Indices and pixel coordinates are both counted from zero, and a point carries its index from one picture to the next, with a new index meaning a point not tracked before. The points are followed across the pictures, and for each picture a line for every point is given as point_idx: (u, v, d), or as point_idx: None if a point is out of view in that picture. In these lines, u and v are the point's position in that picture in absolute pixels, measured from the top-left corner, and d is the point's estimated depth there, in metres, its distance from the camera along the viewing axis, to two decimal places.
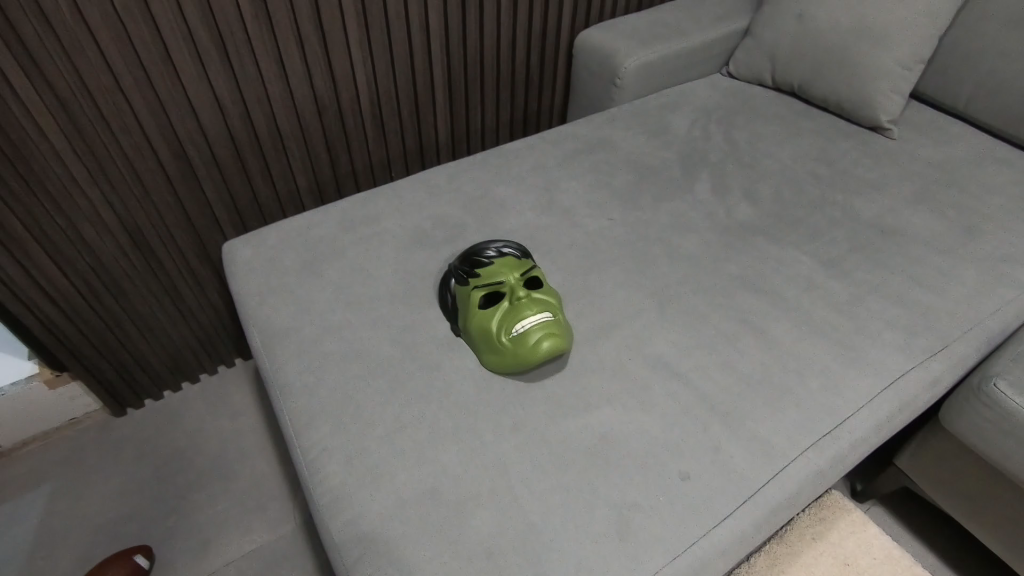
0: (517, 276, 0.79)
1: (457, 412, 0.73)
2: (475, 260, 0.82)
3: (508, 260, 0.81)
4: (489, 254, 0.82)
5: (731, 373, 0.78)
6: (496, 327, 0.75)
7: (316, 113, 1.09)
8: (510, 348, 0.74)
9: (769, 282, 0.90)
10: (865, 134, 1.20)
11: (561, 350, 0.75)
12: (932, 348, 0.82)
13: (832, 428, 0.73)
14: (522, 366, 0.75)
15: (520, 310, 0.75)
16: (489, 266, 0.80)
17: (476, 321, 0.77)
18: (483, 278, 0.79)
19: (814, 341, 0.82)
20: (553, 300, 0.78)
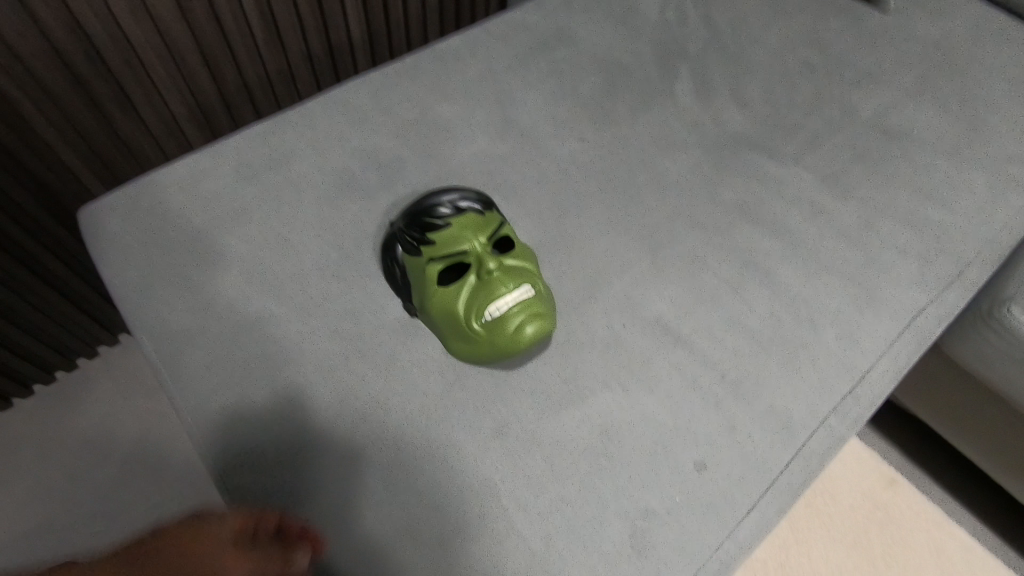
0: (483, 240, 0.63)
1: (428, 421, 0.61)
2: (426, 221, 0.65)
3: (469, 220, 0.65)
4: (444, 212, 0.65)
5: (739, 332, 0.67)
6: (464, 312, 0.61)
7: (178, 14, 0.79)
8: (484, 337, 0.60)
9: (769, 209, 0.77)
10: (858, 8, 1.03)
11: (548, 331, 0.61)
12: (948, 276, 0.74)
13: (852, 386, 0.65)
14: (501, 356, 0.61)
15: (492, 287, 0.60)
16: (447, 230, 0.64)
17: (437, 304, 0.62)
18: (441, 247, 0.63)
19: (824, 280, 0.72)
20: (532, 267, 0.63)
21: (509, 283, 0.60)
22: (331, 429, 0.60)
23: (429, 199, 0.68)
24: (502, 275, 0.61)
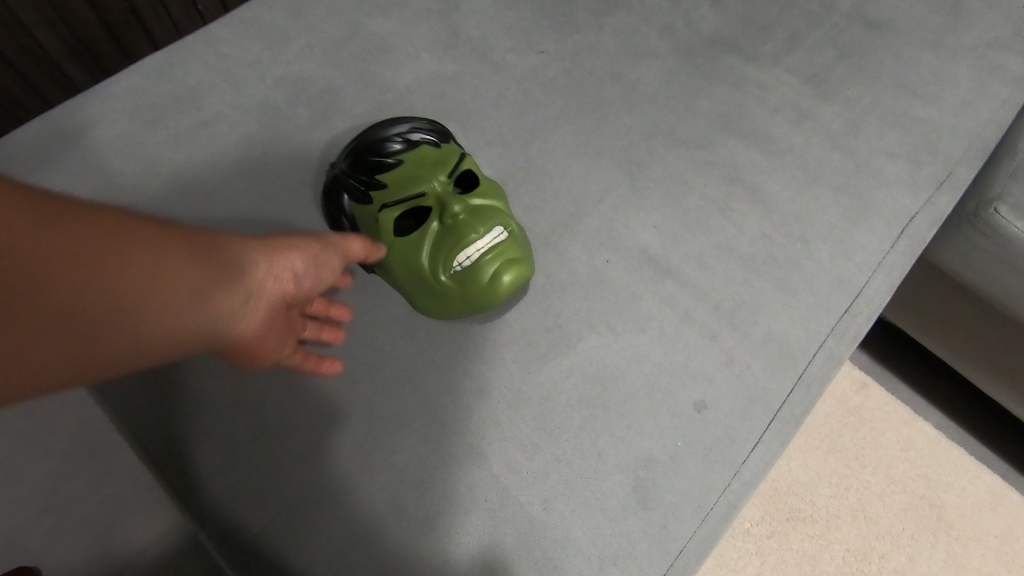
0: (442, 179, 0.55)
1: (399, 384, 0.56)
2: (372, 161, 0.56)
3: (424, 156, 0.56)
4: (393, 148, 0.56)
5: (730, 256, 0.62)
6: (430, 264, 0.53)
7: None
8: (456, 291, 0.53)
9: (753, 118, 0.71)
10: None
11: (527, 277, 0.55)
12: (937, 178, 0.70)
13: (848, 304, 0.61)
14: (477, 310, 0.54)
15: (459, 233, 0.52)
16: (399, 169, 0.55)
17: (398, 258, 0.54)
18: (394, 191, 0.55)
19: (814, 193, 0.67)
20: (501, 205, 0.56)
21: (479, 226, 0.53)
22: (292, 404, 0.56)
23: (373, 134, 0.58)
24: (470, 218, 0.53)
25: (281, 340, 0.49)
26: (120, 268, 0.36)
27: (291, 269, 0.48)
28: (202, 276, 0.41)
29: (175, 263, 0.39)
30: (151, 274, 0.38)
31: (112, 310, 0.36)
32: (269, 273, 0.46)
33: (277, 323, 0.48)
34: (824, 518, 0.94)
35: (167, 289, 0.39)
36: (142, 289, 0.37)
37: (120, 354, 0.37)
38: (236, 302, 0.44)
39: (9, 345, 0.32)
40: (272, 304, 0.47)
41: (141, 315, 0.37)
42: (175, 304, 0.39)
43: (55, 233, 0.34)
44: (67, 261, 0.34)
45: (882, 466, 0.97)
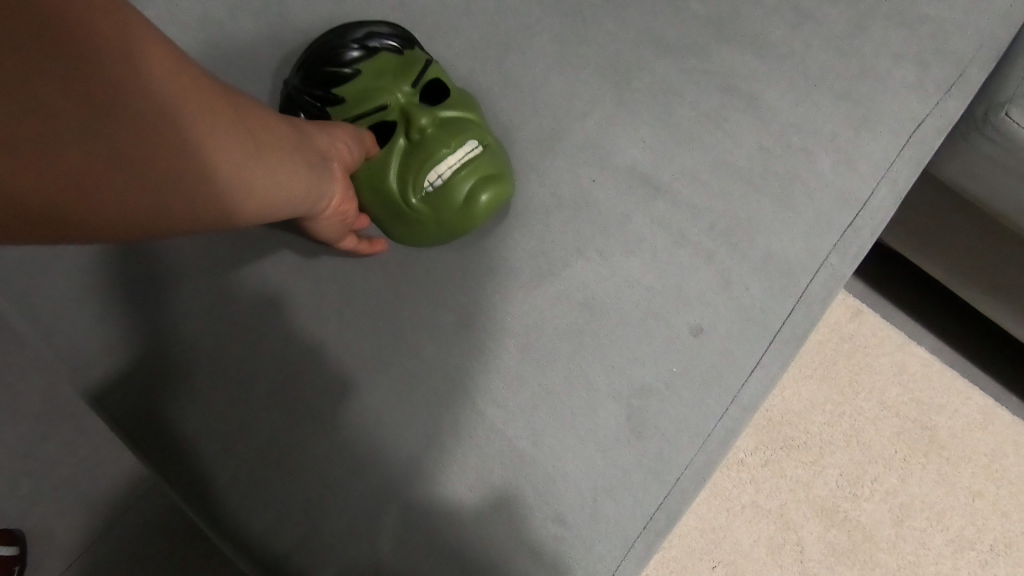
0: (405, 90, 0.52)
1: (387, 330, 0.52)
2: (326, 74, 0.52)
3: (382, 65, 0.52)
4: (349, 56, 0.52)
5: (725, 172, 0.58)
6: (399, 184, 0.51)
7: None
8: (428, 214, 0.51)
9: (749, 19, 0.64)
10: None
11: (505, 194, 0.52)
12: (948, 82, 0.65)
13: (851, 219, 0.58)
14: (454, 235, 0.52)
15: (427, 150, 0.50)
16: (357, 83, 0.52)
17: (362, 182, 0.52)
18: (353, 108, 0.52)
19: (815, 99, 0.62)
20: (474, 117, 0.52)
21: (449, 140, 0.50)
22: (256, 344, 0.53)
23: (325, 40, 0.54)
24: (438, 132, 0.50)
25: (344, 213, 0.50)
26: (187, 107, 0.37)
27: (347, 141, 0.49)
28: (261, 134, 0.42)
29: (235, 118, 0.40)
30: (215, 120, 0.38)
31: (179, 143, 0.36)
32: (330, 142, 0.48)
33: (339, 197, 0.49)
34: (818, 445, 0.94)
35: (223, 135, 0.39)
36: (203, 130, 0.38)
37: (186, 194, 0.37)
38: (300, 167, 0.44)
39: (81, 159, 0.32)
40: (330, 175, 0.48)
41: (205, 152, 0.38)
42: (234, 154, 0.39)
43: (139, 65, 0.35)
44: (142, 90, 0.35)
45: (876, 391, 0.95)
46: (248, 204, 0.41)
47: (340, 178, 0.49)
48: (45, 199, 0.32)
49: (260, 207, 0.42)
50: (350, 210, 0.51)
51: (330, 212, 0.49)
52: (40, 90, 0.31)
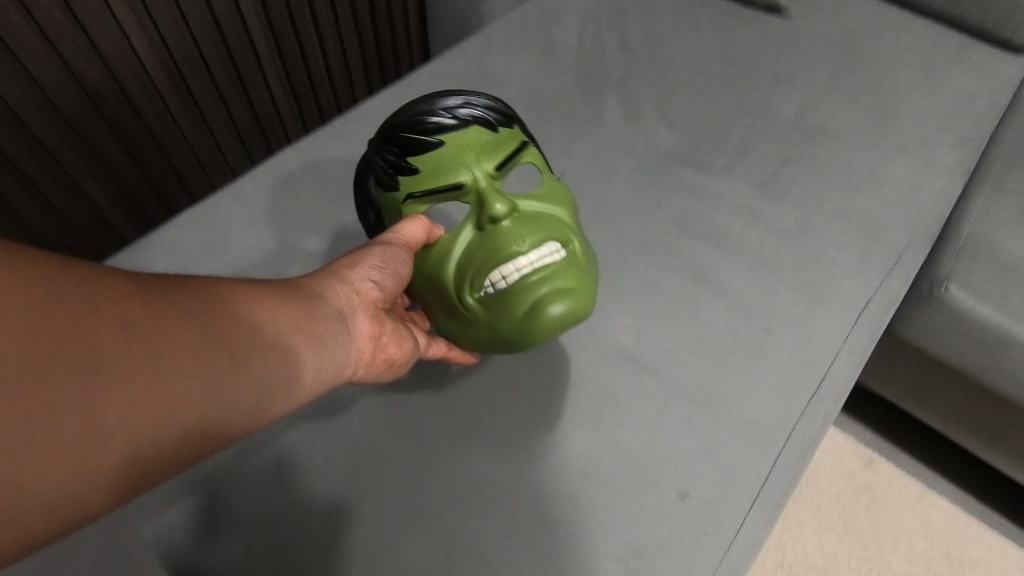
0: (489, 174, 0.57)
1: (417, 495, 0.60)
2: (412, 139, 0.56)
3: (472, 139, 0.57)
4: (435, 121, 0.56)
5: (700, 349, 0.69)
6: (477, 275, 0.56)
7: (90, 106, 0.77)
8: (483, 309, 0.57)
9: (711, 222, 0.79)
10: (762, 17, 1.08)
11: (576, 314, 0.56)
12: (886, 264, 0.77)
13: (815, 387, 0.66)
14: (508, 338, 0.57)
15: (497, 245, 0.56)
16: (441, 153, 0.56)
17: (427, 256, 0.59)
18: (429, 185, 0.57)
19: (772, 283, 0.74)
20: (555, 223, 0.58)
21: (523, 242, 0.55)
22: (301, 513, 0.59)
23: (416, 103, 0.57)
24: (513, 231, 0.56)
25: (387, 351, 0.55)
26: (225, 307, 0.42)
27: (367, 282, 0.55)
28: (295, 307, 0.47)
29: (269, 303, 0.45)
30: (252, 309, 0.43)
31: (234, 337, 0.41)
32: (340, 293, 0.52)
33: (376, 334, 0.54)
34: None
35: (266, 318, 0.44)
36: (247, 321, 0.42)
37: (252, 382, 0.40)
38: (334, 327, 0.49)
39: (78, 413, 0.31)
40: (360, 321, 0.53)
41: (259, 341, 0.42)
42: (280, 333, 0.44)
43: (178, 287, 0.40)
44: (189, 304, 0.39)
45: (899, 546, 0.95)
46: (306, 374, 0.45)
47: (371, 323, 0.53)
48: (96, 442, 0.32)
49: (313, 374, 0.46)
50: (406, 336, 0.57)
51: (370, 357, 0.54)
52: (106, 326, 0.33)
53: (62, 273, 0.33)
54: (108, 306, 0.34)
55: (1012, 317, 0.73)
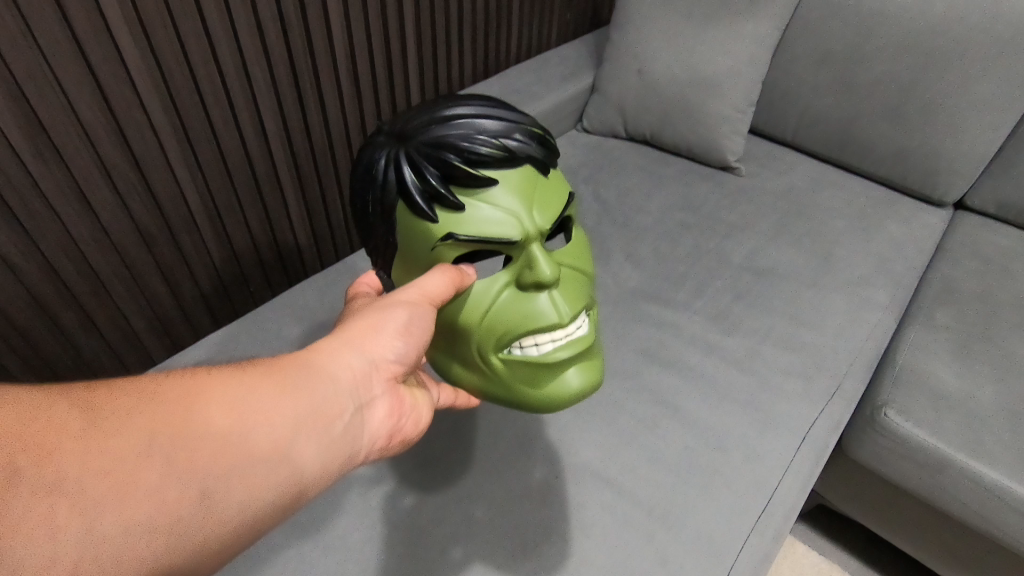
0: (542, 229, 0.57)
1: None
2: (462, 168, 0.54)
3: (523, 185, 0.56)
4: (487, 151, 0.55)
5: (659, 466, 0.76)
6: (505, 336, 0.58)
7: (143, 246, 0.91)
8: (506, 368, 0.60)
9: (671, 350, 0.90)
10: (717, 174, 1.27)
11: (592, 387, 0.61)
12: (829, 391, 0.86)
13: (765, 503, 0.73)
14: (522, 396, 0.61)
15: (537, 313, 0.57)
16: (492, 195, 0.55)
17: (457, 299, 0.58)
18: (480, 228, 0.55)
19: (726, 406, 0.83)
20: (585, 291, 0.61)
21: (565, 316, 0.58)
22: None
23: (461, 128, 0.56)
24: (555, 301, 0.58)
25: (403, 425, 0.58)
26: (195, 423, 0.43)
27: (382, 356, 0.55)
28: (288, 408, 0.48)
29: (254, 407, 0.46)
30: (230, 419, 0.44)
31: (207, 459, 0.42)
32: (349, 369, 0.53)
33: (390, 411, 0.56)
34: None
35: (248, 425, 0.45)
36: (222, 435, 0.44)
37: (243, 477, 0.43)
38: (336, 420, 0.50)
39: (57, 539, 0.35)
40: (370, 404, 0.53)
41: (235, 457, 0.43)
42: (263, 442, 0.45)
43: (144, 408, 0.42)
44: (152, 430, 0.41)
45: None
46: (310, 458, 0.48)
47: (386, 402, 0.55)
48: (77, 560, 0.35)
49: (320, 458, 0.49)
50: (424, 409, 0.60)
51: (382, 437, 0.55)
52: (69, 450, 0.38)
53: (27, 408, 0.38)
54: (41, 455, 0.37)
55: (945, 441, 0.80)
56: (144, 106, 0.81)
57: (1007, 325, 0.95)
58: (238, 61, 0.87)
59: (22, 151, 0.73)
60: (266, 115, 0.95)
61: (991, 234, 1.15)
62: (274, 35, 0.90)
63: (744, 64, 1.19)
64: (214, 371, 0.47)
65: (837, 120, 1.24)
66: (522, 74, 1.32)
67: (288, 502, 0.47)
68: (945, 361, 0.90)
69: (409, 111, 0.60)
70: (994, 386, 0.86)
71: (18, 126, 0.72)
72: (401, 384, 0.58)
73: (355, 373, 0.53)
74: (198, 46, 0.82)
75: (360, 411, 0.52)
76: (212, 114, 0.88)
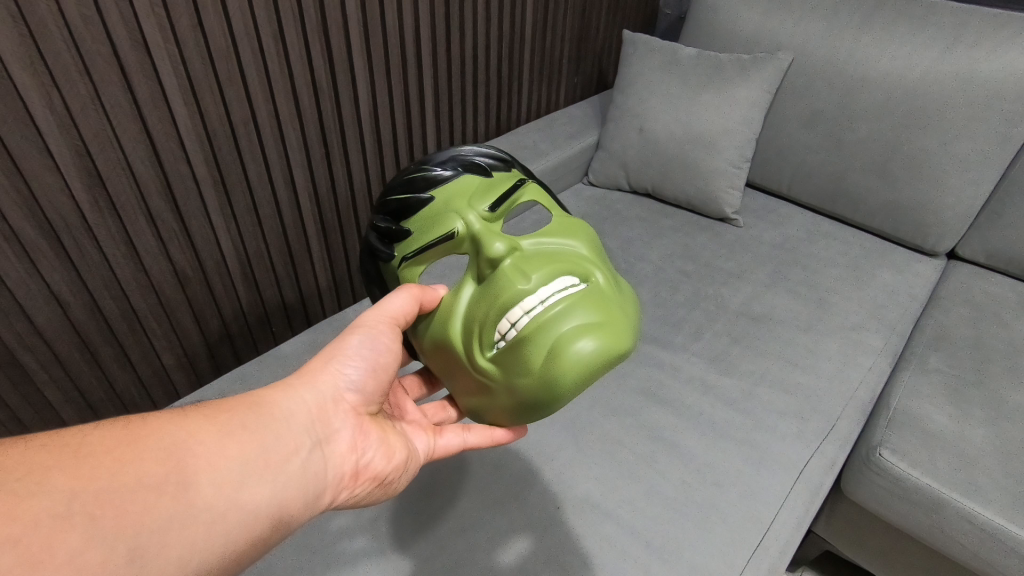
0: (479, 216, 0.63)
1: None
2: (406, 201, 0.66)
3: (459, 189, 0.65)
4: (426, 179, 0.66)
5: (656, 500, 0.79)
6: (484, 322, 0.60)
7: (178, 286, 0.98)
8: (498, 363, 0.59)
9: (670, 390, 0.94)
10: (715, 225, 1.34)
11: (595, 335, 0.55)
12: (822, 431, 0.89)
13: (760, 538, 0.75)
14: (527, 378, 0.57)
15: (501, 285, 0.59)
16: (431, 206, 0.65)
17: (433, 316, 0.66)
18: (421, 240, 0.65)
19: (722, 444, 0.86)
20: (556, 258, 0.61)
21: (523, 278, 0.59)
22: None
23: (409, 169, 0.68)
24: (513, 267, 0.60)
25: (368, 462, 0.61)
26: (127, 476, 0.41)
27: (337, 387, 0.60)
28: (238, 449, 0.49)
29: (199, 451, 0.46)
30: (171, 466, 0.44)
31: (142, 513, 0.40)
32: (303, 401, 0.57)
33: (351, 444, 0.59)
34: None
35: (194, 469, 0.45)
36: (160, 485, 0.42)
37: (203, 509, 0.44)
38: (290, 457, 0.52)
39: None
40: (327, 438, 0.57)
41: (182, 502, 0.43)
42: (210, 487, 0.45)
43: (64, 467, 0.39)
44: (74, 489, 0.39)
45: None
46: (271, 487, 0.49)
47: (346, 432, 0.59)
48: None
49: (282, 487, 0.50)
50: (396, 446, 0.63)
51: (341, 475, 0.57)
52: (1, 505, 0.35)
53: None
54: None
55: (939, 480, 0.82)
56: (188, 159, 0.90)
57: (998, 369, 0.98)
58: (273, 121, 0.97)
59: (80, 198, 0.82)
60: (297, 169, 1.04)
61: (983, 283, 1.19)
62: (307, 98, 1.00)
63: (738, 124, 1.28)
64: (149, 419, 0.47)
65: (829, 174, 1.31)
66: (531, 133, 1.42)
67: (236, 554, 0.46)
68: (938, 404, 0.92)
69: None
70: (986, 428, 0.88)
71: (80, 178, 0.81)
72: (364, 418, 0.62)
73: (310, 406, 0.57)
74: (240, 107, 0.92)
75: (318, 445, 0.55)
76: (248, 168, 0.97)
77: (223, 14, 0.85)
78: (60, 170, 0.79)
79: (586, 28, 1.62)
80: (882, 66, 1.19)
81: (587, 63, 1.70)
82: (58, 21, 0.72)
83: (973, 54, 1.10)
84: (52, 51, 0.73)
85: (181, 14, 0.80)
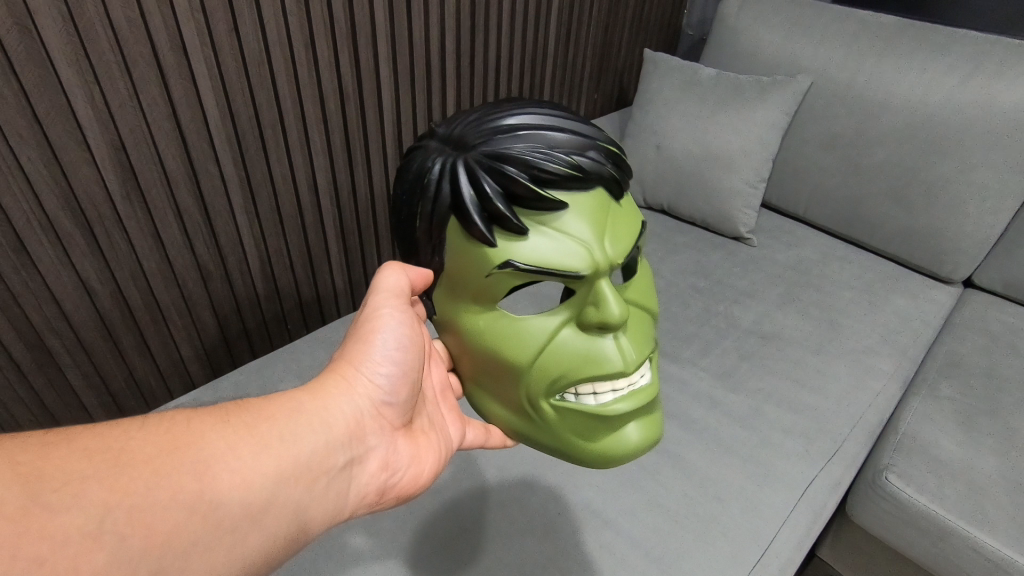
0: (614, 262, 0.54)
1: None
2: (527, 186, 0.52)
3: (595, 212, 0.54)
4: (555, 167, 0.52)
5: (657, 510, 0.80)
6: (561, 379, 0.55)
7: (200, 280, 1.01)
8: (560, 416, 0.57)
9: (676, 404, 0.94)
10: (730, 243, 1.34)
11: (650, 444, 0.59)
12: (827, 451, 0.89)
13: (760, 553, 0.75)
14: (573, 447, 0.58)
15: (601, 358, 0.55)
16: (561, 222, 0.53)
17: (513, 345, 0.55)
18: (541, 256, 0.52)
19: (726, 460, 0.86)
20: (646, 332, 0.59)
21: (630, 362, 0.55)
22: None
23: (525, 145, 0.54)
24: (620, 346, 0.56)
25: (395, 479, 0.58)
26: (163, 492, 0.40)
27: (376, 398, 0.57)
28: (274, 466, 0.47)
29: (235, 466, 0.44)
30: (202, 483, 0.42)
31: (170, 534, 0.39)
32: (340, 414, 0.54)
33: (382, 463, 0.57)
34: None
35: (222, 487, 0.43)
36: (193, 504, 0.41)
37: (223, 534, 0.42)
38: (319, 477, 0.50)
39: None
40: (360, 456, 0.54)
41: (203, 529, 0.41)
42: (237, 507, 0.43)
43: (104, 475, 0.38)
44: (109, 502, 0.37)
45: None
46: (294, 511, 0.47)
47: (378, 445, 0.56)
48: None
49: (300, 513, 0.48)
50: (426, 460, 0.61)
51: (365, 494, 0.55)
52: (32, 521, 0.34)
53: None
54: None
55: (945, 507, 0.81)
56: (217, 158, 0.93)
57: (1012, 400, 0.96)
58: (300, 125, 1.01)
59: (114, 189, 0.85)
60: (320, 172, 1.07)
61: (999, 312, 1.18)
62: (332, 102, 1.03)
63: (756, 144, 1.29)
64: (192, 423, 0.45)
65: (845, 198, 1.31)
66: None
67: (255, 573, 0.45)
68: (949, 431, 0.91)
69: (464, 114, 0.60)
70: (996, 458, 0.87)
71: (115, 171, 0.84)
72: (395, 432, 0.59)
73: (347, 420, 0.54)
74: (268, 110, 0.96)
75: (349, 463, 0.53)
76: (274, 167, 1.01)
77: (258, 22, 0.89)
78: (95, 162, 0.82)
79: (607, 46, 1.64)
80: (901, 92, 1.19)
81: (608, 79, 1.72)
82: (103, 20, 0.75)
83: (993, 83, 1.11)
84: (95, 52, 0.76)
85: (218, 18, 0.84)
